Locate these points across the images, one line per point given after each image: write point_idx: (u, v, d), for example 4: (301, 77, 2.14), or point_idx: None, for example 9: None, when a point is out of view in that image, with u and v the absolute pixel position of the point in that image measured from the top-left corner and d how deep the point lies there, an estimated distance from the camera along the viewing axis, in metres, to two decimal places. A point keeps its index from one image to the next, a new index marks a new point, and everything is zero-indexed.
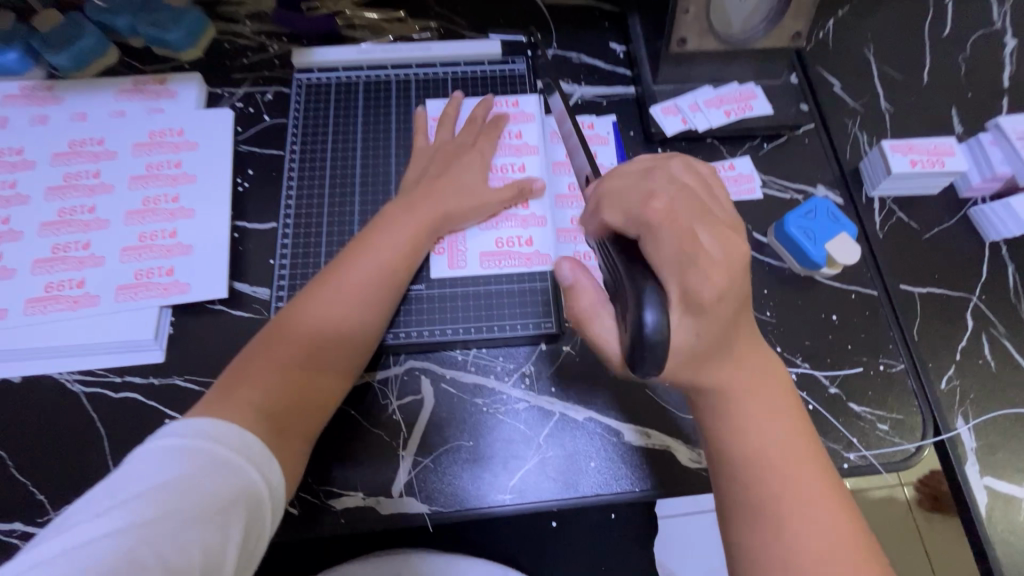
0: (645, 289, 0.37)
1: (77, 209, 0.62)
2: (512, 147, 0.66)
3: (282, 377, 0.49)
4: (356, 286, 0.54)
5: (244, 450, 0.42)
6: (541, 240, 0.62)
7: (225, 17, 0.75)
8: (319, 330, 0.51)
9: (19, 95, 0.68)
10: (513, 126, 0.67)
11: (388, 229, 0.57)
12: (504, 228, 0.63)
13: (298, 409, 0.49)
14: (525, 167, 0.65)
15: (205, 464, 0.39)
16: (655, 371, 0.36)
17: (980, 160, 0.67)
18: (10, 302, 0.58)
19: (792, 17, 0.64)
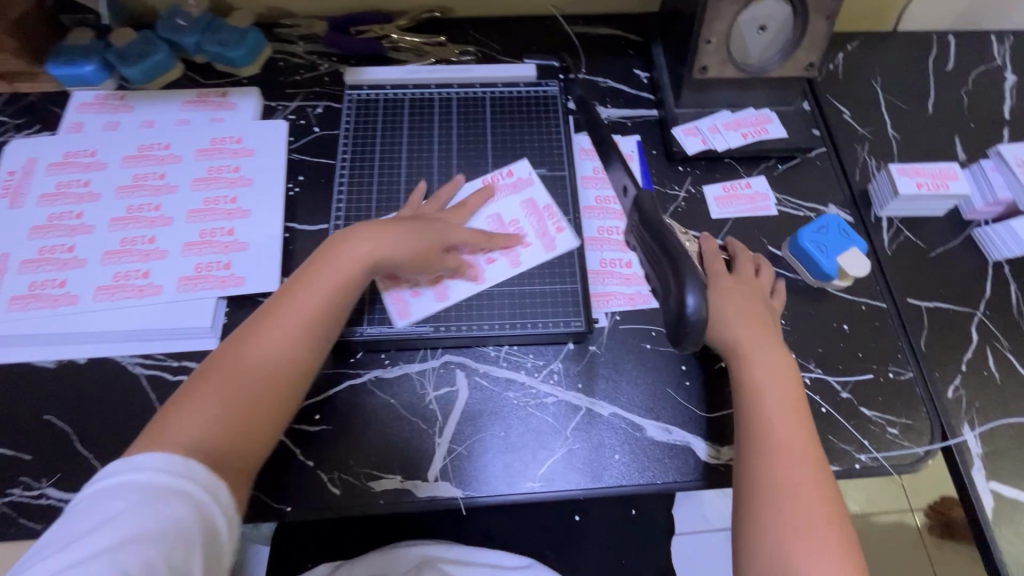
0: (689, 279, 0.47)
1: (144, 206, 0.68)
2: (512, 248, 0.66)
3: (230, 413, 0.48)
4: (303, 315, 0.53)
5: (192, 475, 0.42)
6: (418, 308, 0.63)
7: (281, 39, 0.82)
8: (264, 364, 0.51)
9: (95, 103, 0.74)
10: (546, 232, 0.67)
11: (338, 253, 0.55)
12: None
13: (245, 444, 0.48)
14: (490, 263, 0.65)
15: (161, 488, 0.41)
16: (694, 343, 0.48)
17: (983, 186, 0.72)
18: (81, 289, 0.63)
19: (806, 48, 0.70)
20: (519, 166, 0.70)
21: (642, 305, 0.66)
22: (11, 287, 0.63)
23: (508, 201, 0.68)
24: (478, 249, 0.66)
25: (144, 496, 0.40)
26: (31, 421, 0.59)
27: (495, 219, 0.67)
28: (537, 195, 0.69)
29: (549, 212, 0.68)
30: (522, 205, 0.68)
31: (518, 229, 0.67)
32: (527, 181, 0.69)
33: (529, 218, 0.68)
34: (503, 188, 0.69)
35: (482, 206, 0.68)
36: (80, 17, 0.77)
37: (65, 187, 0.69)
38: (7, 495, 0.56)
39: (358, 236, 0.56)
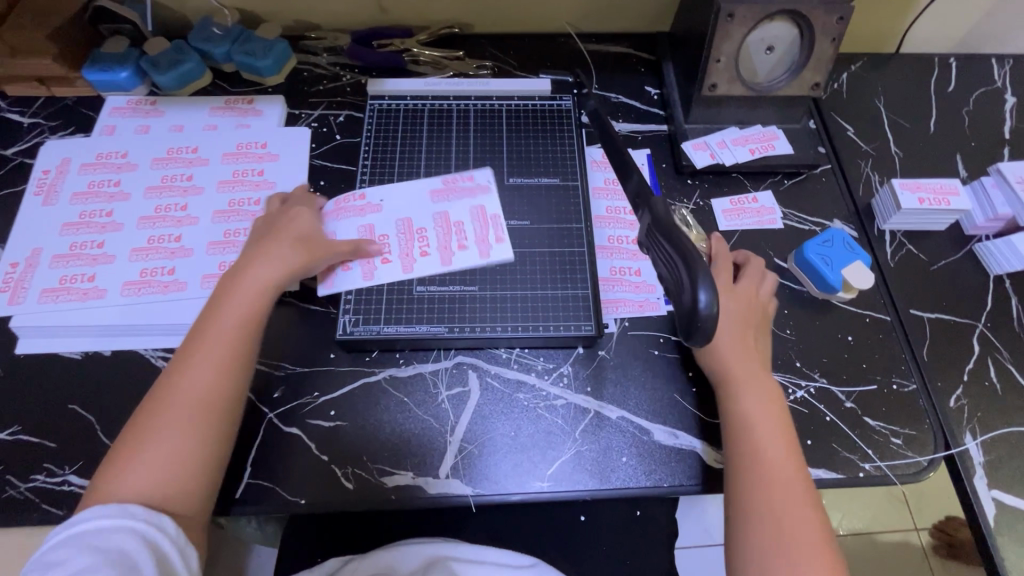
0: (699, 274, 0.46)
1: (172, 206, 0.70)
2: (446, 249, 0.67)
3: (168, 454, 0.50)
4: (217, 344, 0.55)
5: (128, 513, 0.46)
6: (342, 280, 0.65)
7: (305, 50, 0.85)
8: (189, 399, 0.52)
9: (127, 108, 0.78)
10: (486, 238, 0.68)
11: (246, 283, 0.58)
12: (371, 230, 0.68)
13: (189, 476, 0.50)
14: (422, 258, 0.66)
15: (102, 533, 0.45)
16: (704, 338, 0.49)
17: (984, 203, 0.74)
18: (109, 284, 0.65)
19: (811, 68, 0.72)
20: (482, 173, 0.73)
21: (651, 312, 0.68)
22: (43, 280, 0.65)
23: (461, 204, 0.70)
24: (415, 237, 0.68)
25: (89, 542, 0.44)
26: (57, 410, 0.61)
27: (444, 218, 0.69)
28: (489, 204, 0.70)
29: (495, 220, 0.69)
30: (472, 211, 0.70)
31: (460, 232, 0.68)
32: (487, 190, 0.71)
33: (474, 224, 0.69)
34: (464, 191, 0.71)
35: (433, 204, 0.70)
36: (116, 26, 0.80)
37: (97, 187, 0.71)
38: (32, 482, 0.57)
39: (263, 263, 0.59)
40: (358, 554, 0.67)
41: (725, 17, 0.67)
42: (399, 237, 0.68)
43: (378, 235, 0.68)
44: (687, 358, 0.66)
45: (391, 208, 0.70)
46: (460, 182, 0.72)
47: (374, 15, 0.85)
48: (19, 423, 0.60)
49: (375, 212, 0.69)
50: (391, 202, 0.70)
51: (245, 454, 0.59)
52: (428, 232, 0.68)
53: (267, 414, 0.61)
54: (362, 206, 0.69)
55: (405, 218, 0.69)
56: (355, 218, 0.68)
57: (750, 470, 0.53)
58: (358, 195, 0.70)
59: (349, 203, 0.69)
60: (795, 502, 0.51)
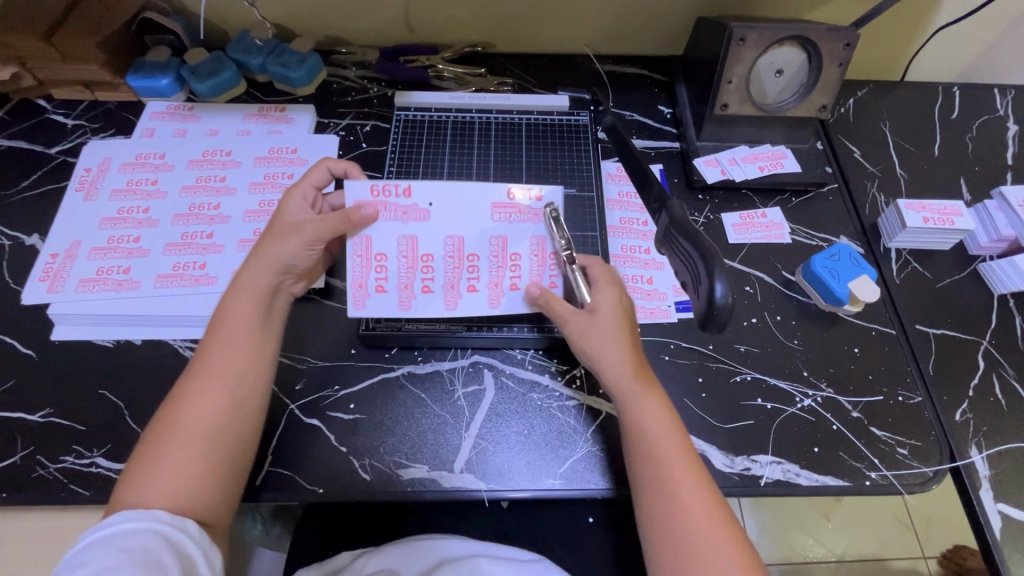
0: (715, 266, 0.50)
1: (205, 205, 0.74)
2: (496, 285, 0.62)
3: (186, 475, 0.49)
4: (222, 362, 0.53)
5: (155, 515, 0.46)
6: (375, 303, 0.61)
7: (335, 64, 0.90)
8: (194, 421, 0.51)
9: (166, 113, 0.82)
10: (539, 278, 0.62)
11: (240, 293, 0.56)
12: (415, 246, 0.60)
13: (213, 490, 0.50)
14: (469, 292, 0.62)
15: (131, 533, 0.44)
16: (717, 327, 0.51)
17: (988, 224, 0.76)
18: (144, 276, 0.68)
19: (819, 91, 0.76)
20: (551, 192, 0.61)
21: (662, 319, 0.70)
22: (81, 271, 0.68)
23: (519, 229, 0.61)
24: (464, 265, 0.61)
25: (117, 543, 0.43)
26: (87, 394, 0.63)
27: (500, 245, 0.61)
28: (551, 234, 0.61)
29: (553, 258, 0.61)
30: (530, 241, 0.61)
31: (515, 266, 0.61)
32: (551, 215, 0.60)
33: (532, 258, 0.61)
34: (526, 214, 0.60)
35: (490, 225, 0.60)
36: (159, 37, 0.84)
37: (135, 185, 0.75)
38: (60, 462, 0.59)
39: (259, 271, 0.57)
40: (371, 547, 0.68)
41: (736, 41, 0.71)
42: (446, 261, 0.61)
43: (421, 253, 0.60)
44: (696, 364, 0.68)
45: (441, 221, 0.60)
46: (523, 196, 0.60)
47: (402, 33, 0.90)
48: (50, 406, 0.62)
49: (420, 222, 0.59)
50: (440, 211, 0.59)
51: (266, 443, 0.61)
52: (480, 262, 0.61)
53: (289, 405, 0.63)
54: (405, 207, 0.59)
55: (458, 236, 0.60)
56: (397, 224, 0.59)
57: (652, 488, 0.50)
58: (393, 188, 0.58)
59: (385, 198, 0.58)
60: (700, 517, 0.48)
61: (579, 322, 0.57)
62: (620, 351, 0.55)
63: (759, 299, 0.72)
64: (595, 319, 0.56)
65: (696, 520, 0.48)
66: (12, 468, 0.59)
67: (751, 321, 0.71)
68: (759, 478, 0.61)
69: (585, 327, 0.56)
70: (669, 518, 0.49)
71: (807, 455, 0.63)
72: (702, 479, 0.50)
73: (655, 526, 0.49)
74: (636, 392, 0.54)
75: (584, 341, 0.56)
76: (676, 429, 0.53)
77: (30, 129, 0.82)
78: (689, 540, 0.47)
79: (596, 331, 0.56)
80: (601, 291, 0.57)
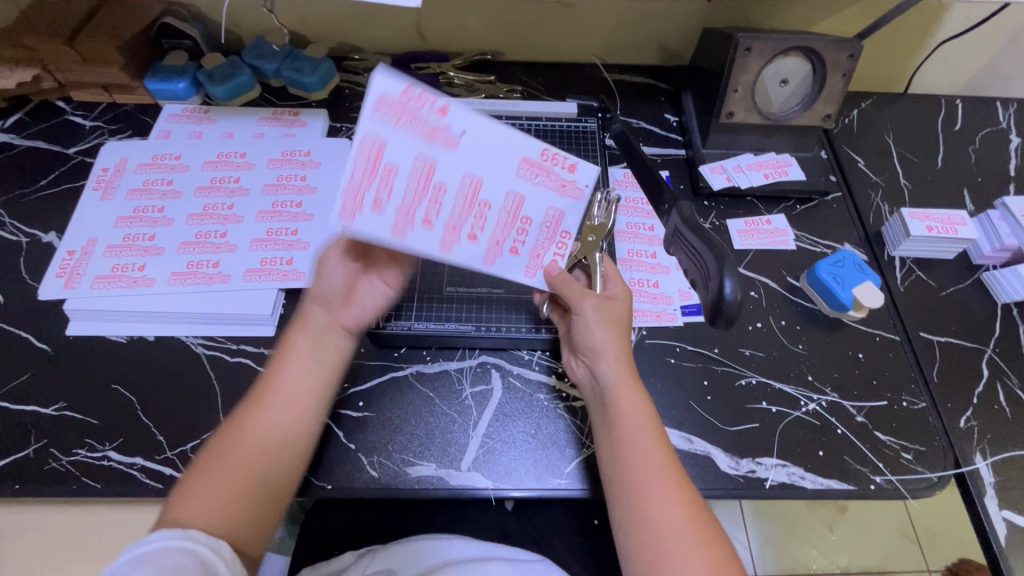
0: (726, 263, 0.50)
1: (219, 205, 0.75)
2: (498, 243, 0.58)
3: (223, 498, 0.48)
4: (274, 397, 0.53)
5: (193, 536, 0.44)
6: (366, 221, 0.51)
7: (347, 70, 0.92)
8: (245, 444, 0.51)
9: (182, 115, 0.84)
10: (543, 253, 0.60)
11: (299, 329, 0.57)
12: (430, 172, 0.51)
13: (240, 516, 0.48)
14: (468, 241, 0.56)
15: (168, 551, 0.43)
16: (725, 322, 0.51)
17: (990, 233, 0.77)
18: (158, 273, 0.69)
19: (824, 101, 0.77)
20: (586, 168, 0.58)
21: (667, 322, 0.71)
22: (96, 268, 0.70)
23: (540, 195, 0.57)
24: (474, 211, 0.55)
25: (156, 559, 0.42)
26: (100, 388, 0.64)
27: (515, 204, 0.56)
28: (571, 213, 0.59)
29: (563, 236, 0.60)
30: (546, 212, 0.58)
31: (523, 231, 0.58)
32: (576, 193, 0.58)
33: (541, 228, 0.59)
34: (554, 181, 0.57)
35: (513, 178, 0.55)
36: (177, 41, 0.86)
37: (150, 185, 0.77)
38: (72, 455, 0.60)
39: (319, 309, 0.57)
40: (377, 546, 0.68)
41: (743, 51, 0.73)
42: (458, 199, 0.54)
43: (434, 182, 0.52)
44: (701, 367, 0.68)
45: (469, 152, 0.52)
46: (557, 163, 0.56)
47: (414, 41, 0.92)
48: (64, 400, 0.63)
49: (445, 148, 0.51)
50: (472, 143, 0.52)
51: None
52: (491, 213, 0.56)
53: None
54: (434, 127, 0.50)
55: (478, 176, 0.53)
56: (418, 141, 0.50)
57: (633, 476, 0.50)
58: (429, 99, 0.48)
59: (415, 107, 0.48)
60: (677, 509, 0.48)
61: (593, 303, 0.57)
62: (621, 340, 0.56)
63: (764, 303, 0.73)
64: (609, 305, 0.57)
65: (673, 512, 0.48)
66: (24, 460, 0.60)
67: (756, 326, 0.71)
68: (764, 481, 0.61)
69: (599, 311, 0.57)
70: (647, 507, 0.48)
71: (812, 458, 0.63)
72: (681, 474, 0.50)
73: (632, 516, 0.49)
74: (627, 382, 0.55)
75: (591, 324, 0.56)
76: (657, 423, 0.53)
77: (49, 129, 0.84)
78: (665, 531, 0.47)
79: (611, 317, 0.57)
80: (613, 284, 0.60)
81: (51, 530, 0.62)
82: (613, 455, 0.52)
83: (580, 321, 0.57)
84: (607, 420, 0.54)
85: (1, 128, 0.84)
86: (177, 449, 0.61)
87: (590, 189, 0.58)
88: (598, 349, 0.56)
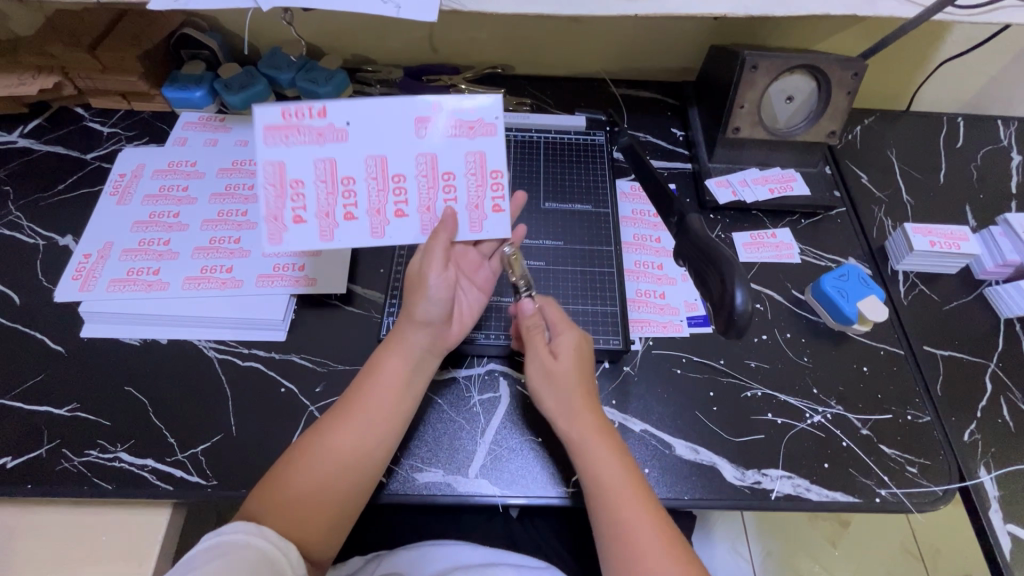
0: (737, 276, 0.51)
1: (233, 212, 0.76)
2: (428, 210, 0.58)
3: (303, 509, 0.52)
4: (370, 419, 0.56)
5: (265, 533, 0.48)
6: (295, 236, 0.57)
7: (360, 81, 0.92)
8: (330, 460, 0.54)
9: (198, 124, 0.86)
10: (481, 203, 0.59)
11: (395, 351, 0.59)
12: (334, 169, 0.55)
13: (314, 526, 0.52)
14: (400, 219, 0.58)
15: (239, 547, 0.47)
16: (739, 333, 0.52)
17: (993, 249, 0.77)
18: (172, 278, 0.70)
19: (828, 117, 0.78)
20: (489, 101, 0.56)
21: (673, 333, 0.72)
22: (112, 271, 0.71)
23: (451, 145, 0.56)
24: (390, 187, 0.57)
25: (228, 552, 0.46)
26: (114, 390, 0.65)
27: (429, 163, 0.56)
28: (492, 151, 0.57)
29: (494, 177, 0.58)
30: (468, 159, 0.57)
31: (450, 187, 0.58)
32: (489, 129, 0.57)
33: (471, 176, 0.58)
34: (460, 125, 0.56)
35: (415, 140, 0.56)
36: (195, 51, 0.87)
37: (166, 191, 0.78)
38: (85, 456, 0.61)
39: (415, 331, 0.59)
40: (383, 552, 0.68)
41: (750, 68, 0.74)
42: (368, 183, 0.56)
43: (341, 176, 0.55)
44: (707, 378, 0.69)
45: (364, 138, 0.55)
46: (455, 107, 0.56)
47: (426, 53, 0.94)
48: (77, 401, 0.64)
49: (338, 142, 0.54)
50: (361, 131, 0.54)
51: (285, 443, 0.62)
52: (408, 182, 0.57)
53: (308, 407, 0.65)
54: (321, 128, 0.54)
55: (380, 155, 0.55)
56: (312, 147, 0.54)
57: (614, 539, 0.53)
58: (306, 108, 0.53)
59: (298, 119, 0.53)
60: (659, 561, 0.51)
61: (539, 363, 0.61)
62: (575, 398, 0.59)
63: (769, 316, 0.74)
64: (557, 363, 0.60)
65: (658, 567, 0.51)
66: (37, 460, 0.60)
67: (762, 338, 0.72)
68: (770, 492, 0.62)
69: (546, 372, 0.61)
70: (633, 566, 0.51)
71: (817, 470, 0.63)
72: (660, 523, 0.53)
73: (620, 567, 0.52)
74: (592, 438, 0.57)
75: (540, 387, 0.61)
76: (630, 472, 0.56)
77: (67, 135, 0.86)
78: None
79: (555, 376, 0.60)
80: (561, 335, 0.62)
81: (63, 530, 0.62)
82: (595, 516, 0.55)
83: (530, 384, 0.62)
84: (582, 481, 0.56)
85: (21, 134, 0.86)
86: (188, 452, 0.61)
87: (502, 122, 0.57)
88: (552, 413, 0.60)
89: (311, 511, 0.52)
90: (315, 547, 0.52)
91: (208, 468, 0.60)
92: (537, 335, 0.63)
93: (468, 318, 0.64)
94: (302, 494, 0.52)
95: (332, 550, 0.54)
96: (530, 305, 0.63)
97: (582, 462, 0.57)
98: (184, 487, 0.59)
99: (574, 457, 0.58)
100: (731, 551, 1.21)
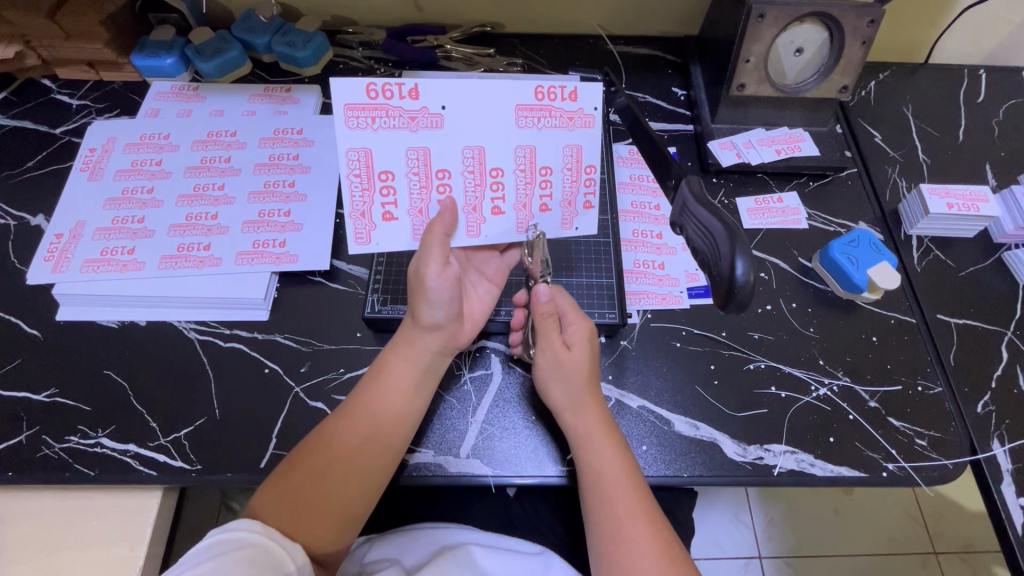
0: (737, 242, 0.45)
1: (209, 185, 0.73)
2: (525, 207, 0.55)
3: (303, 503, 0.50)
4: (374, 414, 0.54)
5: (269, 531, 0.47)
6: (382, 236, 0.55)
7: (341, 44, 0.87)
8: (333, 458, 0.52)
9: (170, 93, 0.81)
10: (575, 200, 0.56)
11: (402, 352, 0.56)
12: (428, 160, 0.52)
13: (314, 523, 0.50)
14: (496, 216, 0.55)
15: (244, 544, 0.45)
16: (741, 307, 0.46)
17: (1013, 210, 0.73)
18: (148, 257, 0.67)
19: (840, 72, 0.73)
20: (590, 88, 0.52)
21: (673, 305, 0.68)
22: (85, 251, 0.68)
23: (551, 137, 0.52)
24: (487, 182, 0.54)
25: (228, 550, 0.44)
26: (93, 374, 0.63)
27: (529, 156, 0.53)
28: (590, 144, 0.53)
29: (589, 172, 0.55)
30: (566, 151, 0.53)
31: (546, 183, 0.54)
32: (588, 120, 0.52)
33: (568, 171, 0.54)
34: (560, 117, 0.52)
35: (515, 132, 0.52)
36: (164, 15, 0.84)
37: (139, 166, 0.74)
38: (65, 442, 0.59)
39: (425, 337, 0.56)
40: (378, 533, 0.67)
41: (757, 17, 0.68)
42: (465, 177, 0.53)
43: (436, 169, 0.52)
44: (708, 352, 0.66)
45: (460, 125, 0.51)
46: (556, 96, 0.51)
47: (409, 12, 0.87)
48: (56, 387, 0.62)
49: (431, 129, 0.51)
50: (457, 116, 0.51)
51: (271, 427, 0.60)
52: (506, 177, 0.54)
53: (293, 387, 0.62)
54: (413, 112, 0.50)
55: (478, 146, 0.52)
56: (403, 133, 0.51)
57: (605, 536, 0.51)
58: (397, 88, 0.49)
59: (388, 101, 0.50)
60: (649, 561, 0.49)
61: (550, 356, 0.57)
62: (584, 392, 0.56)
63: (775, 285, 0.71)
64: (570, 354, 0.57)
65: (647, 568, 0.49)
66: (17, 447, 0.59)
67: (766, 308, 0.69)
68: (772, 468, 0.59)
69: (556, 363, 0.57)
70: (622, 567, 0.50)
71: (823, 445, 0.61)
72: (655, 524, 0.51)
73: (612, 562, 0.50)
74: (597, 436, 0.55)
75: (548, 381, 0.57)
76: (633, 470, 0.54)
77: (35, 108, 0.82)
78: None
79: (567, 371, 0.57)
80: (573, 324, 0.58)
81: (50, 516, 0.61)
82: (588, 514, 0.53)
83: (538, 378, 0.58)
84: (579, 474, 0.55)
85: None
86: (171, 436, 0.59)
87: (601, 112, 0.52)
88: (556, 408, 0.57)
89: (321, 510, 0.51)
90: (320, 545, 0.50)
91: (191, 451, 0.59)
92: (550, 323, 0.58)
93: (480, 313, 0.61)
94: (307, 490, 0.50)
95: (340, 546, 0.52)
96: (543, 291, 0.59)
97: (583, 459, 0.54)
98: (169, 472, 0.58)
99: (576, 453, 0.55)
100: (732, 520, 1.20)
